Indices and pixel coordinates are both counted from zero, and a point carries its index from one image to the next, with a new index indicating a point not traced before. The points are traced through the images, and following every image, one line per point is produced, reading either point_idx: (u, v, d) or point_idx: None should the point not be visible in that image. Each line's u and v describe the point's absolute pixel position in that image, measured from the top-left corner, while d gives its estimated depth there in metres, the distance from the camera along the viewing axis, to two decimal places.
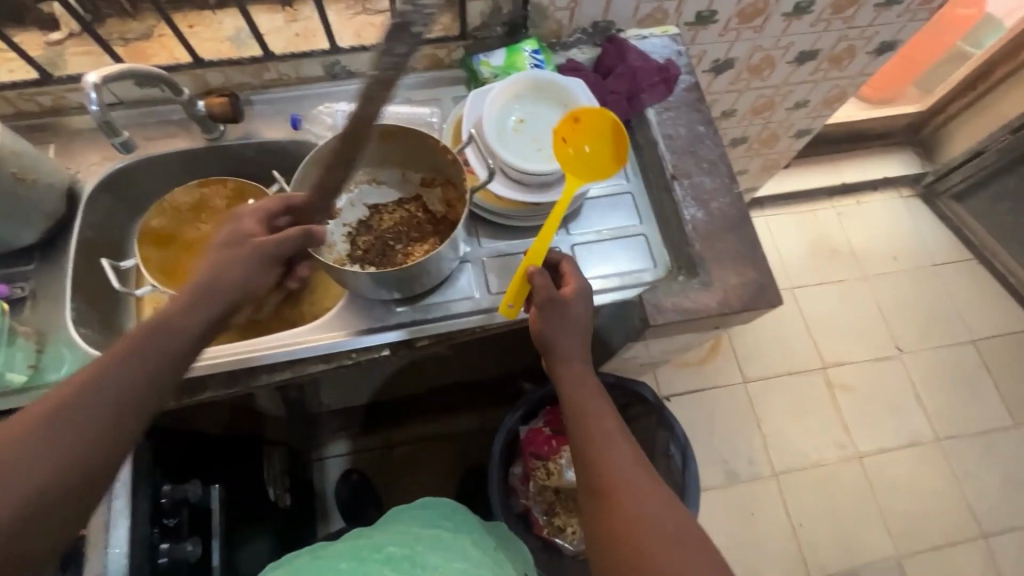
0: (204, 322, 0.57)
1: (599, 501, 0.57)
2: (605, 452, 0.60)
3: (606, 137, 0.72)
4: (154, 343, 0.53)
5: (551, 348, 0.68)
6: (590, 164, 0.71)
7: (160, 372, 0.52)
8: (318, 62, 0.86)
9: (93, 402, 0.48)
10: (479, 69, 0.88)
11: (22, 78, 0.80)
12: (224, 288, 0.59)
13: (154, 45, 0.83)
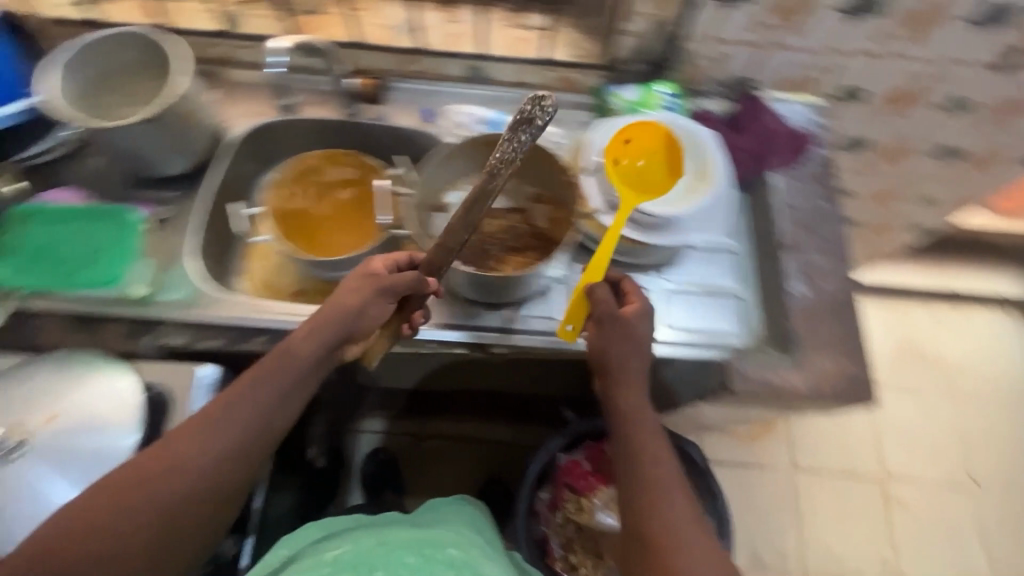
0: (317, 348, 0.64)
1: (647, 549, 0.58)
2: (654, 485, 0.61)
3: (659, 150, 0.76)
4: (279, 367, 0.63)
5: (609, 368, 0.68)
6: (642, 178, 0.76)
7: (286, 390, 0.63)
8: (462, 63, 0.90)
9: (233, 414, 0.60)
10: (610, 100, 0.89)
11: (207, 28, 0.89)
12: (337, 322, 0.65)
13: (323, 21, 0.90)
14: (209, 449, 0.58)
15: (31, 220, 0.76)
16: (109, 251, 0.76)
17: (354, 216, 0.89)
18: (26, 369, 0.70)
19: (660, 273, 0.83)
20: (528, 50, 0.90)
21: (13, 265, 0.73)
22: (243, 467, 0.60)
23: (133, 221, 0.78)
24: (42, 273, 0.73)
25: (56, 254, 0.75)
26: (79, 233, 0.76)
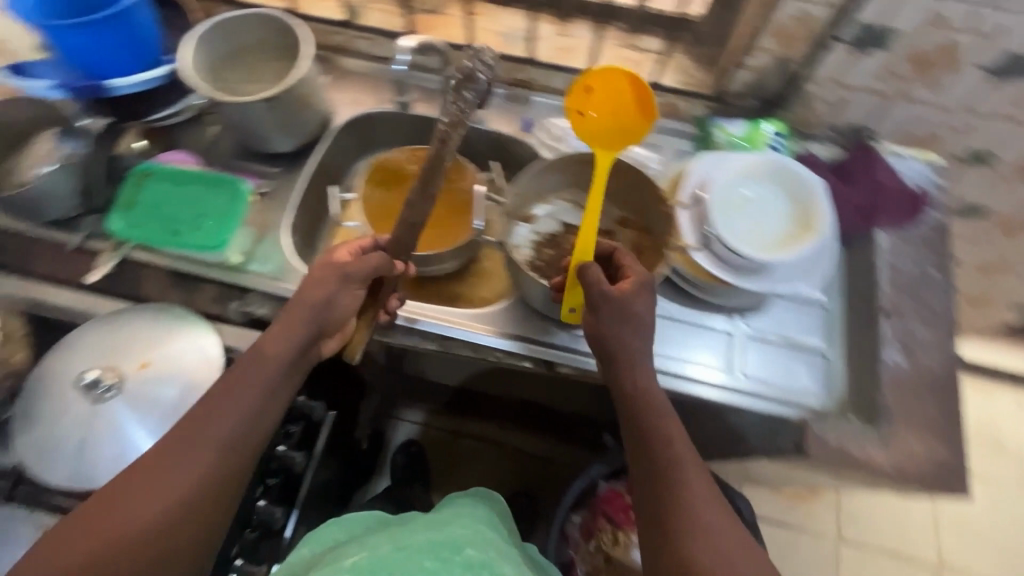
0: (290, 347, 0.63)
1: (658, 530, 0.56)
2: (670, 473, 0.58)
3: (629, 97, 0.72)
4: (250, 373, 0.61)
5: (615, 355, 0.64)
6: (614, 129, 0.72)
7: (262, 397, 0.61)
8: (568, 78, 0.91)
9: (214, 426, 0.58)
10: (714, 132, 0.87)
11: (331, 16, 0.92)
12: (307, 317, 0.64)
13: (439, 21, 0.92)
14: (183, 465, 0.56)
15: (151, 180, 0.81)
16: (214, 217, 0.80)
17: (456, 221, 0.90)
18: (122, 317, 0.74)
19: (740, 318, 0.80)
20: (635, 72, 0.89)
21: (130, 218, 0.79)
22: (224, 480, 0.57)
23: (240, 194, 0.82)
24: (154, 229, 0.78)
25: (169, 214, 0.79)
26: (191, 197, 0.81)
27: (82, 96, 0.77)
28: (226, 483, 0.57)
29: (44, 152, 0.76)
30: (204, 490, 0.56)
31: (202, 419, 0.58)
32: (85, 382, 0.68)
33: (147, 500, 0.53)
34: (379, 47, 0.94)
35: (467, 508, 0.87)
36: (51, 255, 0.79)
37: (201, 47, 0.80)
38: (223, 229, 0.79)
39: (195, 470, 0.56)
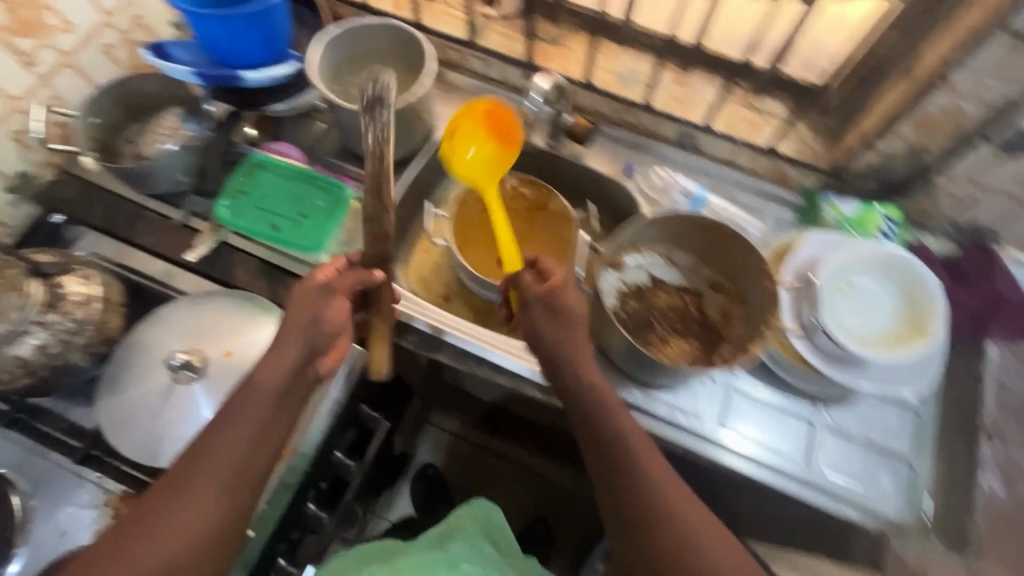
0: (286, 373, 0.61)
1: (630, 529, 0.59)
2: (634, 470, 0.60)
3: (488, 126, 0.82)
4: (243, 402, 0.59)
5: (563, 360, 0.65)
6: (486, 160, 0.80)
7: (259, 428, 0.59)
8: (678, 128, 0.89)
9: (209, 465, 0.56)
10: (824, 207, 0.83)
11: (452, 33, 0.93)
12: (301, 339, 0.62)
13: (556, 52, 0.91)
14: (191, 502, 0.55)
15: (267, 171, 0.82)
16: (317, 221, 0.81)
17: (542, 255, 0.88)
18: (206, 303, 0.76)
19: (823, 408, 0.76)
20: (749, 134, 0.86)
21: (241, 205, 0.80)
22: (233, 509, 0.57)
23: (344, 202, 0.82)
24: (260, 222, 0.80)
25: (277, 209, 0.81)
26: (301, 197, 0.82)
27: (212, 84, 0.79)
28: (228, 518, 0.56)
29: (168, 134, 0.82)
30: (216, 522, 0.56)
31: (194, 457, 0.57)
32: (174, 363, 0.69)
33: (146, 543, 0.53)
34: (492, 69, 0.95)
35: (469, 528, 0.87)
36: (156, 226, 0.82)
37: (328, 47, 0.82)
38: (325, 235, 0.80)
39: (205, 508, 0.55)
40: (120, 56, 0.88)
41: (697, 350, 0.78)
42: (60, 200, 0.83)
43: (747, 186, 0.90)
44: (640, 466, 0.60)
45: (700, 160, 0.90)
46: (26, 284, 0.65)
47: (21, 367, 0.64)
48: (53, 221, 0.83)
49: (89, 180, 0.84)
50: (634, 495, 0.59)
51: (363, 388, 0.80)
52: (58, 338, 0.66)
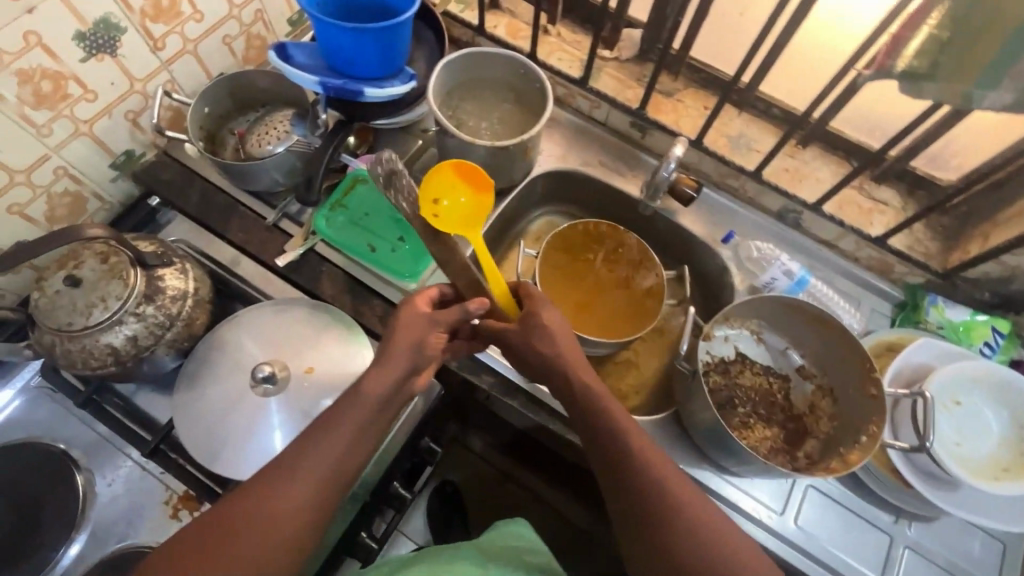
0: (389, 386, 0.57)
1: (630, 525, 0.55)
2: (641, 471, 0.55)
3: (460, 180, 0.73)
4: (341, 410, 0.56)
5: (556, 366, 0.63)
6: (470, 214, 0.73)
7: (353, 437, 0.55)
8: (786, 202, 0.85)
9: (304, 466, 0.53)
10: (928, 309, 0.80)
11: (565, 70, 0.92)
12: (405, 358, 0.59)
13: (669, 105, 0.89)
14: (281, 505, 0.51)
15: (371, 189, 0.83)
16: (414, 249, 0.81)
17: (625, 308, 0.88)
18: (290, 310, 0.74)
19: (905, 522, 0.73)
20: (861, 221, 0.82)
21: (342, 221, 0.81)
22: (313, 514, 0.52)
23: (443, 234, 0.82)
24: (360, 241, 0.80)
25: (377, 230, 0.81)
26: (401, 222, 0.82)
27: (333, 94, 0.77)
28: (310, 528, 0.52)
29: (276, 135, 0.81)
30: (300, 526, 0.51)
31: (290, 454, 0.54)
32: (257, 374, 0.68)
33: (230, 545, 0.49)
34: (599, 111, 0.93)
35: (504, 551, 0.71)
36: (249, 224, 0.82)
37: (445, 70, 0.81)
38: (420, 265, 0.79)
39: (293, 511, 0.51)
40: (237, 47, 0.88)
41: (781, 440, 0.75)
42: (159, 182, 0.83)
43: (845, 270, 0.86)
44: (649, 469, 0.55)
45: (801, 236, 0.87)
46: (130, 273, 0.64)
47: (112, 355, 0.64)
48: (151, 203, 0.84)
49: (190, 167, 0.84)
50: (639, 499, 0.54)
51: (428, 421, 0.79)
52: (150, 331, 0.65)
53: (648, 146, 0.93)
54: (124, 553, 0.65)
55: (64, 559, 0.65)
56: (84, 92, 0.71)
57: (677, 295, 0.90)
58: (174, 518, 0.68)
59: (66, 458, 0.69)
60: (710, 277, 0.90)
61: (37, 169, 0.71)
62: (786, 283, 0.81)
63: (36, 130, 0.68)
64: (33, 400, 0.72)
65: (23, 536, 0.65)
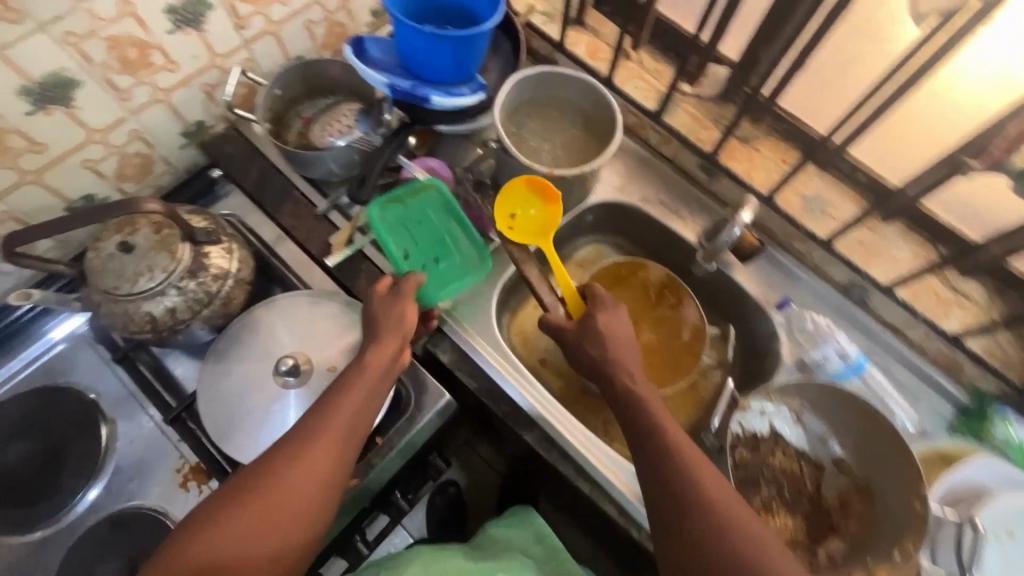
0: (389, 355, 0.62)
1: (664, 521, 0.55)
2: (680, 470, 0.56)
3: (530, 193, 0.75)
4: (348, 379, 0.60)
5: (607, 366, 0.65)
6: (539, 223, 0.76)
7: (365, 399, 0.59)
8: (855, 277, 0.78)
9: (323, 427, 0.56)
10: (996, 424, 0.73)
11: (640, 99, 0.88)
12: (394, 334, 0.63)
13: (745, 152, 0.84)
14: (304, 466, 0.54)
15: (432, 199, 0.79)
16: (447, 276, 0.78)
17: (661, 359, 0.83)
18: (325, 304, 0.75)
19: None
20: (935, 312, 0.76)
21: (393, 220, 0.78)
22: (338, 468, 0.55)
23: (479, 273, 0.79)
24: (399, 248, 0.77)
25: (420, 242, 0.78)
26: (445, 242, 0.79)
27: (399, 96, 0.76)
28: (336, 484, 0.55)
29: (338, 128, 0.83)
30: (324, 479, 0.54)
31: (307, 421, 0.57)
32: (281, 366, 0.69)
33: (266, 502, 0.52)
34: (668, 146, 0.89)
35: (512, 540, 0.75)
36: (299, 210, 0.83)
37: (516, 87, 0.79)
38: (443, 293, 0.76)
39: (314, 470, 0.54)
40: (317, 32, 0.89)
41: (801, 534, 0.70)
42: (222, 155, 0.85)
43: (908, 361, 0.79)
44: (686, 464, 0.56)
45: (865, 316, 0.80)
46: (178, 247, 0.65)
47: (150, 323, 0.66)
48: (212, 173, 0.86)
49: (254, 144, 0.86)
50: (676, 496, 0.55)
51: (438, 438, 0.78)
52: (188, 305, 0.67)
53: (714, 191, 0.88)
54: (133, 512, 0.68)
55: (83, 501, 0.68)
56: (166, 62, 0.73)
57: (718, 356, 0.86)
58: (183, 488, 0.70)
59: (96, 409, 0.72)
60: (757, 341, 0.84)
61: (113, 129, 0.74)
62: (839, 366, 0.76)
63: (117, 93, 0.71)
64: (74, 346, 0.76)
65: (49, 477, 0.68)
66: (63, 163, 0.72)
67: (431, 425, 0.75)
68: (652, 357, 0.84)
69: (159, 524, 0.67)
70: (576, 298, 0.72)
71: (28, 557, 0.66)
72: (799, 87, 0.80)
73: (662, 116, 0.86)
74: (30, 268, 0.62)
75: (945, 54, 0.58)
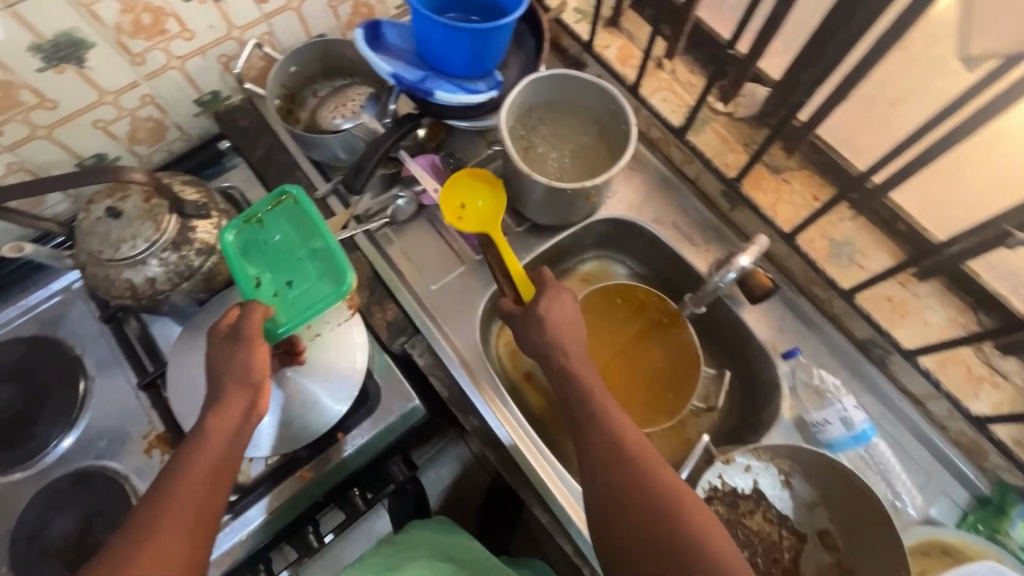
0: (239, 414, 0.57)
1: (593, 475, 0.56)
2: (598, 424, 0.58)
3: (476, 185, 0.75)
4: (188, 452, 0.54)
5: (549, 346, 0.63)
6: (487, 215, 0.74)
7: (216, 464, 0.54)
8: (876, 336, 0.71)
9: (178, 499, 0.51)
10: (1015, 523, 0.65)
11: (667, 114, 0.82)
12: (241, 384, 0.57)
13: (772, 183, 0.77)
14: (150, 556, 0.48)
15: (295, 213, 0.65)
16: (303, 302, 0.62)
17: (653, 394, 0.78)
18: None
19: None
20: (963, 388, 0.67)
21: (248, 240, 0.64)
22: (197, 536, 0.51)
23: (341, 292, 0.61)
24: (253, 271, 0.63)
25: (277, 264, 0.64)
26: (304, 262, 0.64)
27: (406, 86, 0.73)
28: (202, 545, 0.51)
29: (348, 110, 0.81)
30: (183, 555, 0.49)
31: (154, 499, 0.52)
32: None
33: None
34: (690, 167, 0.82)
35: (443, 544, 0.72)
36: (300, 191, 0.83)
37: (530, 86, 0.75)
38: (297, 323, 0.61)
39: (164, 555, 0.48)
40: (342, 11, 0.87)
41: None
42: (234, 127, 0.85)
43: (923, 436, 0.71)
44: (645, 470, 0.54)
45: (882, 380, 0.73)
46: (164, 218, 0.65)
47: (131, 290, 0.66)
48: (220, 145, 0.86)
49: (265, 119, 0.85)
50: (636, 502, 0.52)
51: (403, 443, 0.76)
52: (169, 277, 0.67)
53: (733, 221, 0.81)
54: (97, 470, 0.69)
55: (57, 448, 0.70)
56: (182, 30, 0.72)
57: (707, 400, 0.80)
58: (146, 454, 0.71)
59: (79, 364, 0.74)
60: (757, 388, 0.78)
61: (125, 92, 0.74)
62: (842, 435, 0.69)
63: (131, 57, 0.71)
64: (69, 300, 0.78)
65: (25, 423, 0.71)
66: (75, 121, 0.73)
67: (394, 428, 0.73)
68: (639, 389, 0.78)
69: (118, 485, 0.68)
70: (525, 279, 0.70)
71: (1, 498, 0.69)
72: (842, 117, 0.72)
73: (687, 134, 0.80)
74: (21, 225, 0.64)
75: (1010, 103, 0.51)
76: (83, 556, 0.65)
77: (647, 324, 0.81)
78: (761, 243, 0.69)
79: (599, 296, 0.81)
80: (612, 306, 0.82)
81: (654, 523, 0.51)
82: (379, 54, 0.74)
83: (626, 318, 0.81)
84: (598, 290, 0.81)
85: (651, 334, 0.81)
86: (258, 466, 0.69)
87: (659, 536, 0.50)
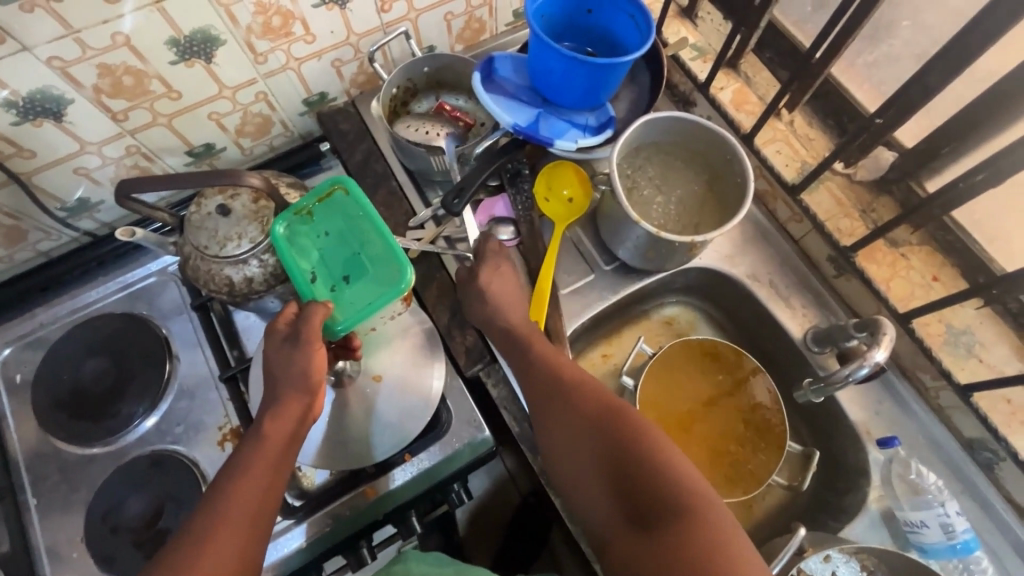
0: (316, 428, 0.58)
1: (540, 412, 0.62)
2: (538, 364, 0.64)
3: (571, 185, 0.77)
4: (246, 456, 0.55)
5: (526, 353, 0.66)
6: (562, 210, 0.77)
7: (271, 472, 0.55)
8: (989, 437, 0.66)
9: (231, 503, 0.52)
10: None
11: (781, 167, 0.77)
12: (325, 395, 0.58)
13: (887, 256, 0.72)
14: (205, 561, 0.49)
15: (347, 207, 0.65)
16: (360, 299, 0.62)
17: (728, 460, 0.74)
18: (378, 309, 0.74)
19: None
20: None
21: (300, 230, 0.64)
22: (247, 544, 0.51)
23: (398, 289, 0.61)
24: (307, 265, 0.63)
25: (331, 257, 0.64)
26: (361, 259, 0.63)
27: (519, 131, 0.73)
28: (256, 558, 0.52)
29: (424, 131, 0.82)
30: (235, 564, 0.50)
31: (208, 506, 0.52)
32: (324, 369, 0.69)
33: None
34: (797, 225, 0.78)
35: None
36: (392, 200, 0.82)
37: (645, 127, 0.72)
38: (353, 322, 0.61)
39: (217, 563, 0.49)
40: (455, 25, 0.86)
41: None
42: (334, 129, 0.85)
43: None
44: (626, 422, 0.56)
45: (987, 485, 0.67)
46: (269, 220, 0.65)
47: (227, 286, 0.67)
48: (321, 147, 0.89)
49: (367, 125, 0.86)
50: (612, 451, 0.55)
51: (466, 470, 0.75)
52: (265, 279, 0.68)
53: (836, 287, 0.77)
54: (171, 455, 0.71)
55: (140, 427, 0.73)
56: (305, 33, 0.73)
57: (789, 479, 0.75)
58: (219, 445, 0.73)
59: (165, 346, 0.76)
60: (842, 470, 0.73)
61: (242, 88, 0.76)
62: (939, 541, 0.64)
63: (255, 55, 0.72)
64: (162, 281, 0.81)
65: (112, 398, 0.73)
66: (193, 111, 0.75)
67: (460, 456, 0.72)
68: (714, 454, 0.75)
69: (189, 473, 0.70)
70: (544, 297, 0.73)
71: (83, 467, 0.72)
72: (983, 199, 0.66)
73: (799, 193, 0.75)
74: (135, 212, 0.63)
75: None
76: (153, 537, 0.67)
77: (726, 382, 0.78)
78: (894, 330, 0.64)
79: (681, 350, 0.77)
80: (694, 363, 0.78)
81: (601, 439, 0.56)
82: (491, 93, 0.75)
83: (707, 375, 0.78)
84: (682, 344, 0.77)
85: (729, 397, 0.78)
86: (322, 476, 0.70)
87: (608, 449, 0.55)
